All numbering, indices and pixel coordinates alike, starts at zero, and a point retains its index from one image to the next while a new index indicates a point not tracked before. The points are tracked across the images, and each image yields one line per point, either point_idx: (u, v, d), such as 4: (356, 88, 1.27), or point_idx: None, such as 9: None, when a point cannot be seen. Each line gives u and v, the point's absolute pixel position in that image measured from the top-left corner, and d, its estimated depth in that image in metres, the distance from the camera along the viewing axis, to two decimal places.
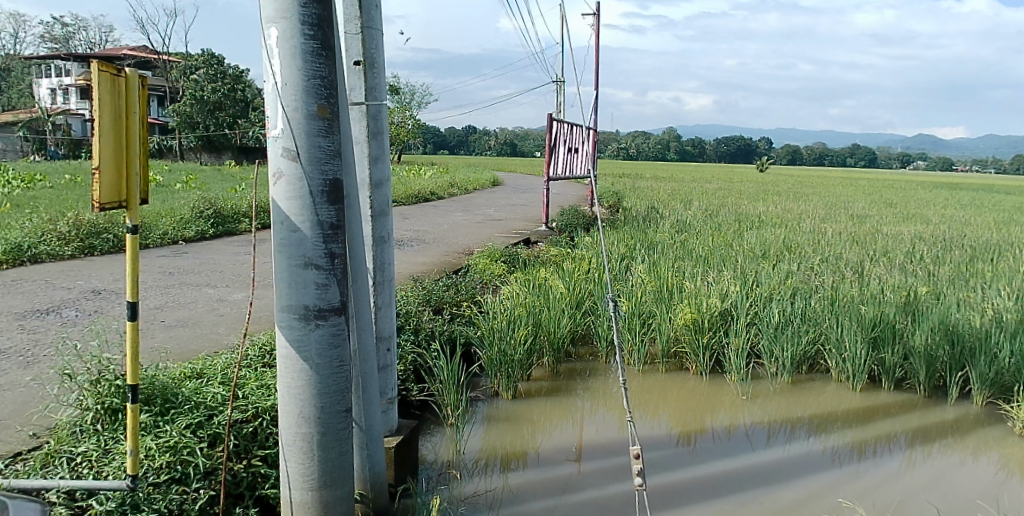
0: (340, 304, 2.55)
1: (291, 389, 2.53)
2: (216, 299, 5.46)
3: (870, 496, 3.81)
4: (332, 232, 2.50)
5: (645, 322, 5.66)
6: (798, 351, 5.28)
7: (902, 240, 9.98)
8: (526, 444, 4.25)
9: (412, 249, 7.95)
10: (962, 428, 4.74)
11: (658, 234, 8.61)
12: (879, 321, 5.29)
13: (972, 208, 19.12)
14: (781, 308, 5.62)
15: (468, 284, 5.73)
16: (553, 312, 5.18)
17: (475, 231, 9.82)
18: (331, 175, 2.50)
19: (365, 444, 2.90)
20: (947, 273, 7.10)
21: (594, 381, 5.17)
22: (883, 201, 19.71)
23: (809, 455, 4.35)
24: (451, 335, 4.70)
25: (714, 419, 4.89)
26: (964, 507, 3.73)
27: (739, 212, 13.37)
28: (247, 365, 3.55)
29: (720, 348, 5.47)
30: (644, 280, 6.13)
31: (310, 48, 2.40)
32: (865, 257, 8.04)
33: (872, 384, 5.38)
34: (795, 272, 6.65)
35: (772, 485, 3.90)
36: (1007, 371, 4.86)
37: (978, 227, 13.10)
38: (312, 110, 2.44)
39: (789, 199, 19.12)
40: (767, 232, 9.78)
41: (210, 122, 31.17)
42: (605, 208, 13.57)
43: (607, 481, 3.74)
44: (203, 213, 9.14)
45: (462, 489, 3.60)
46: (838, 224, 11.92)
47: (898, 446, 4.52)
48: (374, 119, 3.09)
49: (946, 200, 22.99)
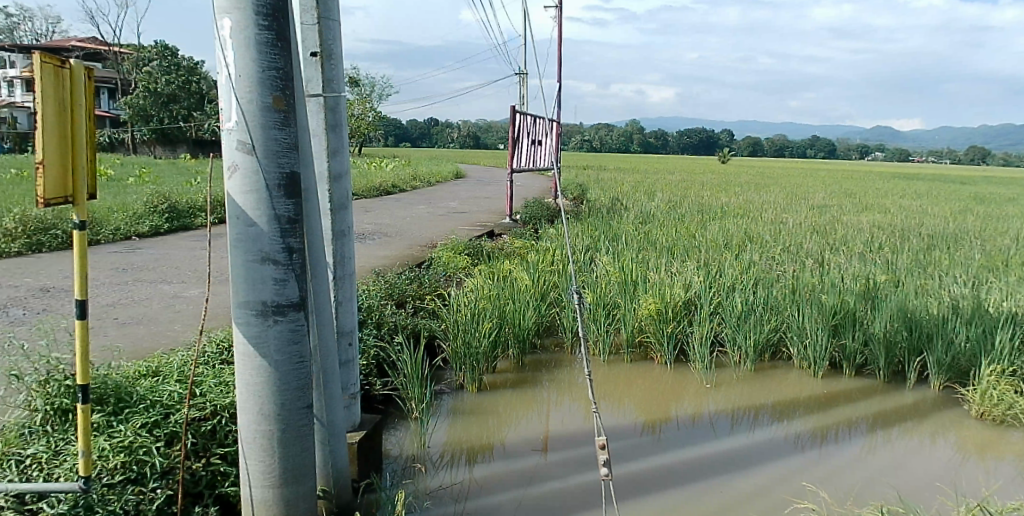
0: (299, 299, 2.51)
1: (249, 386, 2.49)
2: (171, 295, 5.34)
3: (832, 481, 3.89)
4: (290, 227, 2.47)
5: (610, 313, 5.69)
6: (760, 339, 5.38)
7: (862, 229, 10.18)
8: (492, 436, 4.25)
9: (375, 243, 7.88)
10: (921, 411, 4.86)
11: (622, 225, 8.66)
12: (839, 309, 5.41)
13: (924, 198, 19.68)
14: (745, 297, 5.70)
15: (432, 277, 5.68)
16: (519, 304, 5.19)
17: (438, 224, 9.78)
18: (288, 168, 2.46)
19: (326, 440, 2.88)
20: (905, 261, 7.27)
21: (559, 372, 5.18)
22: (840, 192, 20.15)
23: (772, 440, 4.43)
24: (414, 329, 4.67)
25: (679, 407, 4.96)
26: (923, 490, 3.83)
27: (701, 203, 13.48)
28: (204, 362, 3.49)
29: (684, 337, 5.54)
30: (609, 271, 6.16)
31: (264, 39, 2.36)
32: (825, 246, 8.17)
33: (833, 370, 5.50)
34: (757, 261, 6.74)
35: (735, 472, 3.96)
36: (963, 355, 5.02)
37: (934, 215, 13.48)
38: (266, 102, 2.40)
39: (749, 189, 19.39)
40: (729, 222, 9.94)
41: (164, 114, 30.46)
42: (569, 200, 13.64)
43: (573, 471, 3.76)
44: (158, 207, 8.93)
45: (428, 482, 3.60)
46: (799, 214, 12.18)
47: (859, 431, 4.62)
48: (332, 111, 3.06)
49: (900, 189, 23.55)
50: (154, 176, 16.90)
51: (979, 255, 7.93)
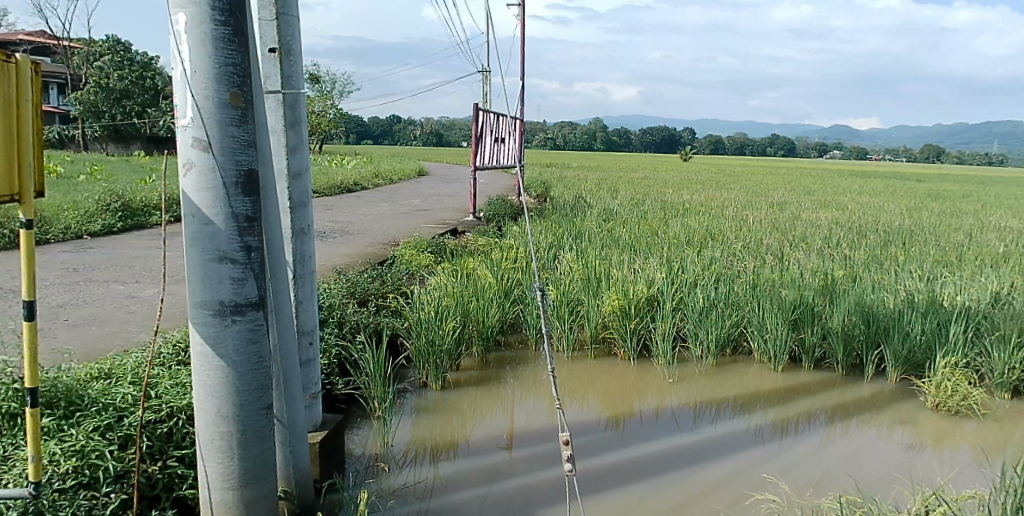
0: (258, 298, 2.48)
1: (206, 387, 2.46)
2: (124, 295, 5.23)
3: (792, 472, 3.97)
4: (248, 225, 2.43)
5: (574, 309, 5.72)
6: (722, 333, 5.47)
7: (820, 226, 10.41)
8: (456, 434, 4.25)
9: (337, 241, 7.81)
10: (879, 403, 4.99)
11: (585, 222, 8.71)
12: (798, 304, 5.52)
13: (879, 195, 20.17)
14: (706, 292, 5.79)
15: (394, 275, 5.65)
16: (483, 301, 5.19)
17: (401, 222, 9.72)
18: (245, 166, 2.42)
19: (287, 440, 2.86)
20: (862, 257, 7.45)
21: (523, 369, 5.20)
22: (800, 189, 20.52)
23: (734, 433, 4.51)
24: (377, 327, 4.64)
25: (642, 402, 5.01)
26: (881, 479, 3.93)
27: (664, 200, 13.62)
28: (160, 363, 3.42)
29: (647, 333, 5.60)
30: (572, 269, 6.20)
31: (221, 35, 2.32)
32: (784, 242, 8.33)
33: (793, 364, 5.61)
34: (718, 258, 6.85)
35: (698, 465, 4.02)
36: (918, 348, 5.18)
37: (889, 212, 13.84)
38: (223, 99, 2.36)
39: (711, 187, 19.67)
40: (690, 219, 10.07)
41: (117, 110, 29.64)
42: (533, 197, 13.68)
43: (537, 467, 3.78)
44: (110, 206, 8.73)
45: (391, 481, 3.58)
46: (759, 211, 12.41)
47: (818, 423, 4.73)
48: (291, 108, 3.02)
49: (856, 187, 24.11)
50: (105, 173, 16.44)
51: (932, 251, 8.16)
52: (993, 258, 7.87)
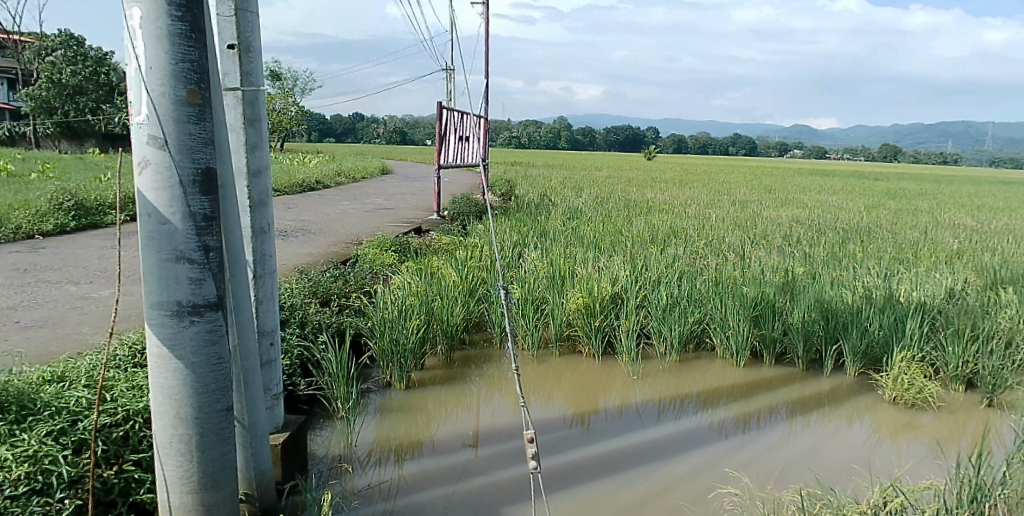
0: (217, 299, 2.44)
1: (163, 389, 2.41)
2: (78, 296, 5.10)
3: (754, 466, 4.05)
4: (206, 224, 2.39)
5: (538, 307, 5.75)
6: (685, 330, 5.54)
7: (781, 224, 10.62)
8: (421, 433, 4.24)
9: (298, 240, 7.72)
10: (838, 397, 5.11)
11: (550, 221, 8.75)
12: (760, 300, 5.63)
13: (837, 193, 20.63)
14: (670, 290, 5.86)
15: (357, 274, 5.60)
16: (447, 300, 5.19)
17: (365, 220, 9.65)
18: (203, 164, 2.38)
19: (248, 442, 2.82)
20: (821, 254, 7.62)
21: (488, 367, 5.20)
22: (761, 187, 20.88)
23: (697, 429, 4.57)
24: (340, 327, 4.60)
25: (607, 399, 5.06)
26: (840, 472, 4.02)
27: (628, 199, 13.74)
28: (115, 366, 3.35)
29: (612, 330, 5.65)
30: (537, 267, 6.23)
31: (178, 31, 2.28)
32: (745, 240, 8.47)
33: (755, 359, 5.72)
34: (680, 256, 6.94)
35: (662, 461, 4.07)
36: (876, 343, 5.32)
37: (847, 210, 14.17)
38: (180, 95, 2.32)
39: (675, 186, 19.90)
40: (654, 217, 10.18)
41: (70, 107, 28.83)
42: (498, 195, 13.70)
43: (503, 465, 3.79)
44: (63, 205, 8.50)
45: (355, 482, 3.56)
46: (721, 209, 12.61)
47: (779, 417, 4.82)
48: (251, 105, 2.98)
49: (816, 185, 24.63)
50: (56, 172, 15.99)
51: (888, 248, 8.38)
52: (946, 255, 8.10)
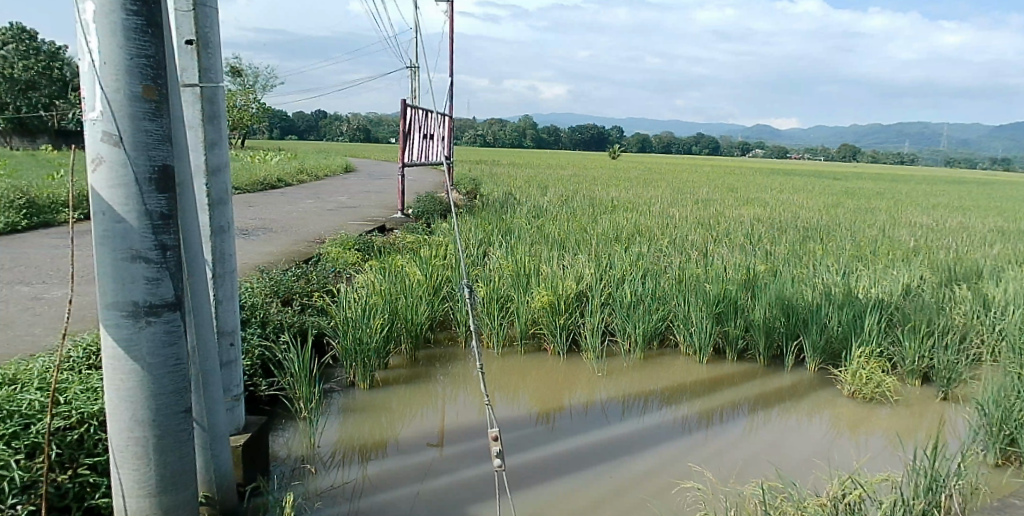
0: (174, 299, 2.40)
1: (119, 391, 2.36)
2: (30, 297, 4.96)
3: (717, 461, 4.12)
4: (163, 223, 2.34)
5: (503, 306, 5.76)
6: (649, 327, 5.61)
7: (743, 222, 10.80)
8: (385, 433, 4.22)
9: (259, 238, 7.61)
10: (798, 392, 5.22)
11: (515, 219, 8.77)
12: (722, 298, 5.72)
13: (797, 192, 21.04)
14: (634, 288, 5.93)
15: (320, 273, 5.55)
16: (411, 299, 5.17)
17: (328, 219, 9.55)
18: (159, 161, 2.34)
19: (208, 444, 2.78)
20: (782, 252, 7.76)
21: (453, 366, 5.20)
22: (725, 187, 21.20)
23: (661, 425, 4.63)
24: (302, 327, 4.55)
25: (572, 396, 5.09)
26: (800, 466, 4.11)
27: (593, 197, 13.84)
28: (69, 368, 3.27)
29: (577, 328, 5.69)
30: (502, 265, 6.24)
31: (133, 25, 2.23)
32: (707, 238, 8.59)
33: (717, 355, 5.81)
34: (644, 254, 7.01)
35: (627, 457, 4.12)
36: (835, 338, 5.45)
37: (808, 208, 14.46)
38: (135, 92, 2.27)
39: (640, 184, 20.10)
40: (619, 216, 10.27)
41: (21, 102, 27.96)
42: (463, 193, 13.67)
43: (467, 464, 3.79)
44: (13, 203, 8.25)
45: (318, 483, 3.53)
46: (684, 207, 12.77)
47: (741, 412, 4.90)
48: (209, 102, 2.93)
49: (777, 184, 25.09)
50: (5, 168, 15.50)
51: (847, 246, 8.58)
52: (903, 252, 8.32)
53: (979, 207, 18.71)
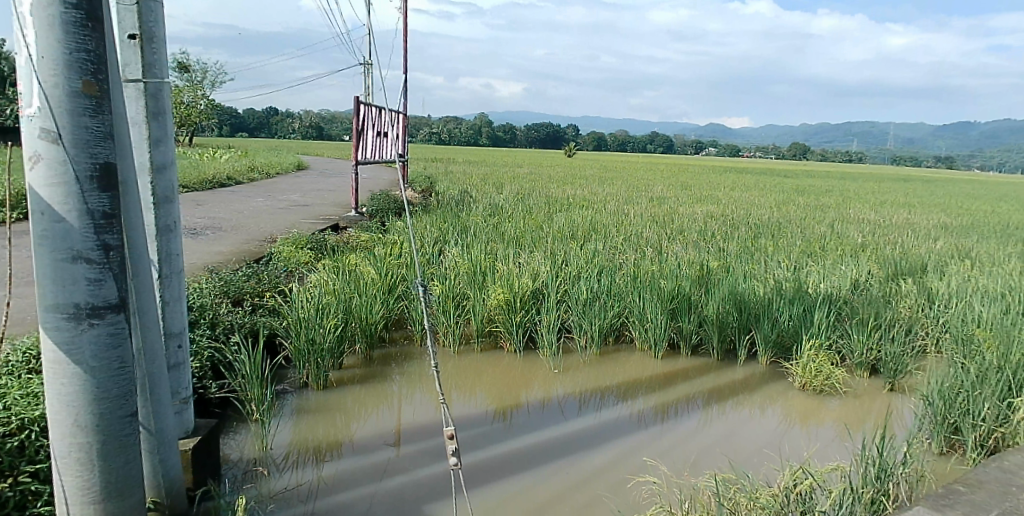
0: (119, 300, 2.33)
1: (60, 396, 2.29)
2: None
3: (672, 454, 4.19)
4: (105, 222, 2.28)
5: (459, 304, 5.76)
6: (604, 323, 5.68)
7: (697, 219, 10.97)
8: (340, 433, 4.18)
9: (208, 238, 7.44)
10: (751, 385, 5.34)
11: (471, 217, 8.75)
12: (676, 294, 5.82)
13: (748, 189, 21.49)
14: (590, 285, 5.98)
15: (271, 273, 5.46)
16: (366, 298, 5.13)
17: (280, 217, 9.40)
18: (101, 159, 2.27)
19: (155, 448, 2.71)
20: (735, 249, 7.92)
21: (409, 364, 5.18)
22: (679, 184, 21.53)
23: (617, 420, 4.69)
24: (253, 327, 4.47)
25: (529, 393, 5.12)
26: (752, 457, 4.21)
27: (549, 195, 13.89)
28: (7, 373, 3.16)
29: (533, 325, 5.72)
30: (458, 264, 6.23)
31: (72, 19, 2.16)
32: (662, 236, 8.70)
33: (672, 350, 5.90)
34: (600, 251, 7.08)
35: (584, 452, 4.16)
36: (786, 332, 5.60)
37: (759, 206, 14.77)
38: (75, 87, 2.20)
39: (595, 182, 20.26)
40: (575, 213, 10.34)
41: None
42: (418, 191, 13.59)
43: (424, 462, 3.79)
44: None
45: (271, 486, 3.48)
46: (640, 205, 12.93)
47: (696, 406, 5.00)
48: (153, 98, 2.85)
49: (729, 182, 25.56)
50: None
51: (796, 242, 8.80)
52: (850, 248, 8.56)
53: (921, 204, 19.38)
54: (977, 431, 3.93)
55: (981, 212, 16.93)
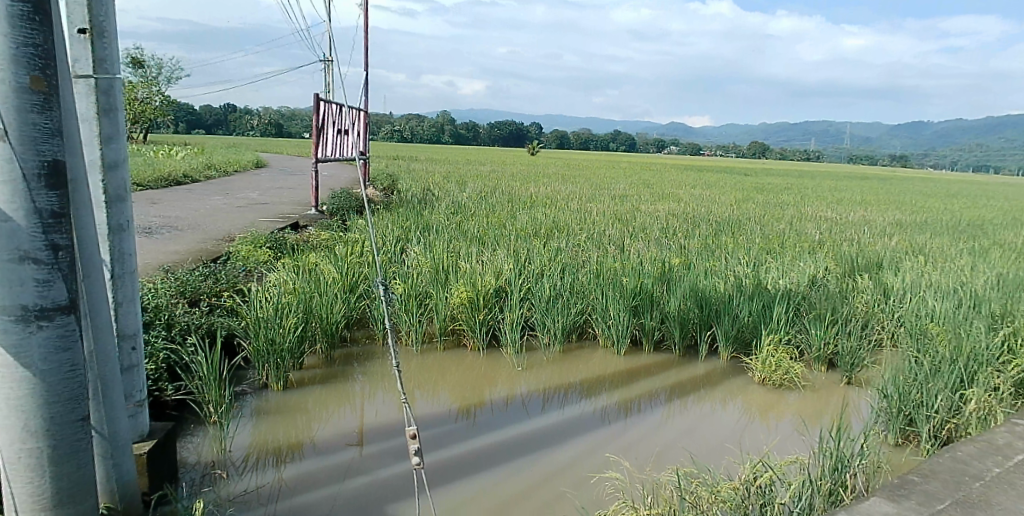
0: (68, 301, 2.27)
1: (8, 401, 2.23)
2: None
3: (634, 450, 4.23)
4: (54, 221, 2.22)
5: (422, 302, 5.73)
6: (568, 321, 5.71)
7: (658, 217, 11.09)
8: (301, 434, 4.14)
9: (162, 237, 7.27)
10: (712, 381, 5.43)
11: (434, 215, 8.71)
12: (639, 291, 5.89)
13: (708, 187, 21.80)
14: (553, 282, 6.01)
15: (229, 272, 5.36)
16: (326, 297, 5.08)
17: (238, 216, 9.23)
18: (50, 156, 2.20)
19: (108, 453, 2.65)
20: (696, 246, 8.03)
21: (371, 364, 5.14)
22: (641, 182, 21.72)
23: (581, 416, 4.72)
24: (210, 328, 4.39)
25: (493, 391, 5.12)
26: (713, 451, 4.28)
27: (513, 193, 13.90)
28: None
29: (497, 323, 5.73)
30: (420, 263, 6.21)
31: (18, 12, 2.10)
32: (625, 233, 8.76)
33: (635, 347, 5.96)
34: (563, 249, 7.11)
35: (548, 449, 4.18)
36: (746, 328, 5.70)
37: (719, 204, 14.99)
38: (22, 82, 2.13)
39: (558, 180, 20.33)
40: (538, 212, 10.36)
41: None
42: (379, 189, 13.47)
43: (387, 462, 3.76)
44: None
45: (229, 488, 3.42)
46: (602, 203, 13.01)
47: (658, 401, 5.06)
48: (105, 94, 2.78)
49: (689, 180, 25.88)
50: None
51: (756, 239, 8.95)
52: (808, 245, 8.74)
53: (875, 202, 19.88)
54: (931, 423, 4.06)
55: (932, 208, 17.47)
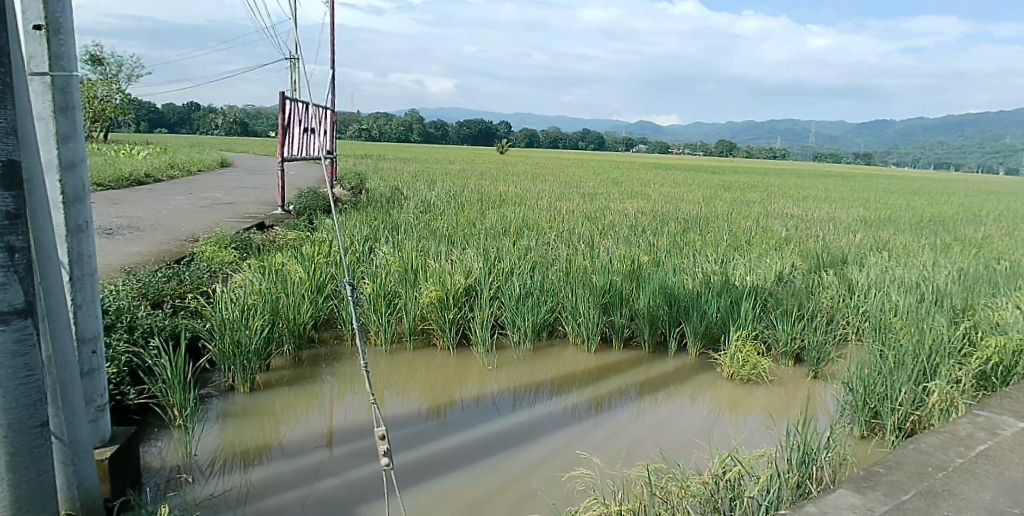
0: (25, 304, 2.21)
1: None
2: None
3: (605, 446, 4.27)
4: (9, 223, 2.16)
5: (391, 302, 5.71)
6: (538, 319, 5.73)
7: (627, 215, 11.18)
8: (269, 436, 4.09)
9: (123, 238, 7.12)
10: (681, 377, 5.50)
11: (403, 215, 8.67)
12: (608, 288, 5.93)
13: (677, 185, 22.02)
14: (522, 281, 6.03)
15: (193, 273, 5.27)
16: (293, 298, 5.03)
17: (203, 216, 9.08)
18: (4, 156, 2.14)
19: (69, 458, 2.60)
20: (664, 243, 8.11)
21: (340, 364, 5.10)
22: (610, 180, 21.83)
23: (552, 414, 4.74)
24: (174, 330, 4.32)
25: (464, 390, 5.12)
26: (682, 446, 4.34)
27: (483, 192, 13.90)
28: None
29: (466, 322, 5.72)
30: (389, 262, 6.18)
31: None
32: (594, 231, 8.82)
33: (605, 344, 6.01)
34: (533, 247, 7.14)
35: (519, 447, 4.19)
36: (714, 324, 5.77)
37: (686, 201, 15.15)
38: None
39: (528, 179, 20.36)
40: (508, 210, 10.37)
41: None
42: (347, 189, 13.36)
43: (357, 463, 3.74)
44: None
45: (196, 492, 3.37)
46: (572, 201, 13.06)
47: (629, 397, 5.11)
48: (61, 92, 2.71)
49: (658, 178, 26.09)
50: None
51: (723, 236, 9.06)
52: (774, 242, 8.88)
53: (839, 199, 20.27)
54: (896, 414, 4.15)
55: (894, 205, 17.86)
